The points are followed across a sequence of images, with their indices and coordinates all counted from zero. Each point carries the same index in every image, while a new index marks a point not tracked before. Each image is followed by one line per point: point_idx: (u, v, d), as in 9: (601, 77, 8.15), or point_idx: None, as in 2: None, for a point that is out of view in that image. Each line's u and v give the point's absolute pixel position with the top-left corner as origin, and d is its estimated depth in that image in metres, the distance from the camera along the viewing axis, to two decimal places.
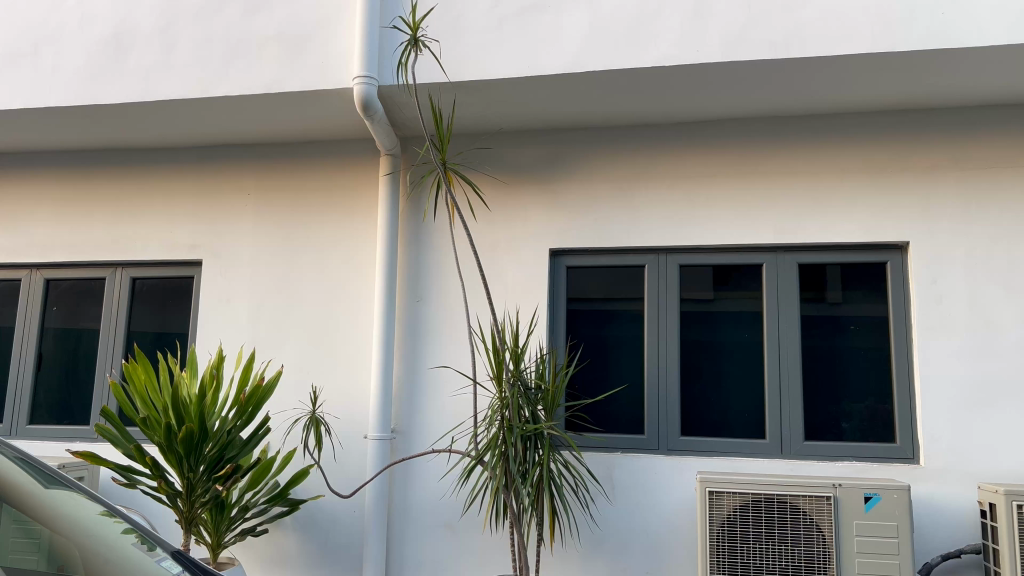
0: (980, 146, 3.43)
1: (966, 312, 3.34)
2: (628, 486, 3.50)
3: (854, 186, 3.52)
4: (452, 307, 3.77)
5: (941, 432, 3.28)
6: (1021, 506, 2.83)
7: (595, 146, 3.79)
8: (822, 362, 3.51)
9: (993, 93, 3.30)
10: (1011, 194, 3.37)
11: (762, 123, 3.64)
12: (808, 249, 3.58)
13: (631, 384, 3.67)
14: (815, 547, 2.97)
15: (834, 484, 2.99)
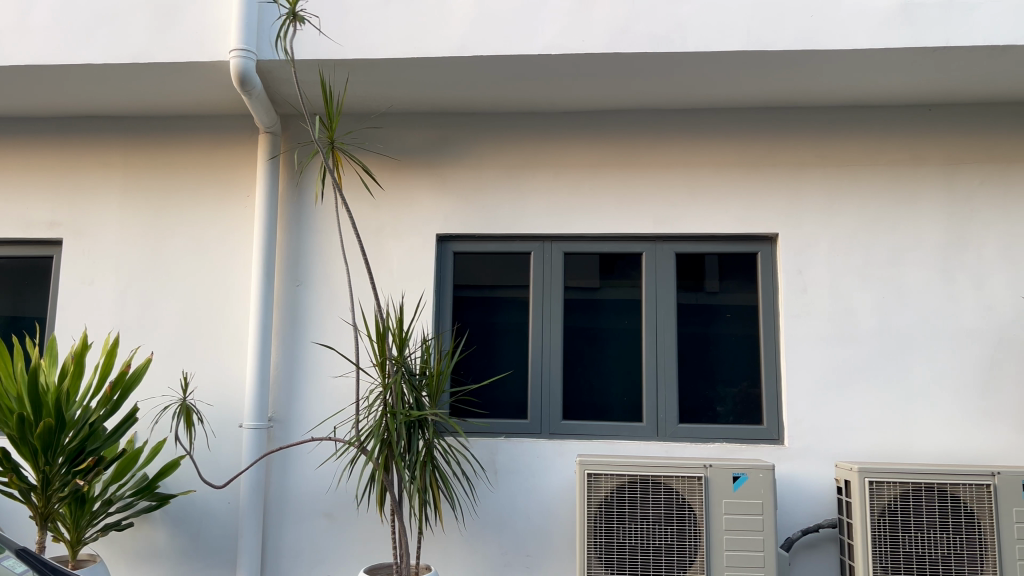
0: (843, 144, 3.63)
1: (829, 300, 3.54)
2: (510, 471, 3.53)
3: (729, 179, 3.66)
4: (334, 291, 3.68)
5: (804, 414, 3.47)
6: (872, 482, 3.02)
7: (483, 131, 3.77)
8: (698, 348, 3.64)
9: (857, 94, 3.51)
10: (869, 190, 3.60)
11: (647, 114, 3.73)
12: (685, 238, 3.69)
13: (515, 370, 3.69)
14: (687, 526, 3.09)
15: (705, 464, 3.11)
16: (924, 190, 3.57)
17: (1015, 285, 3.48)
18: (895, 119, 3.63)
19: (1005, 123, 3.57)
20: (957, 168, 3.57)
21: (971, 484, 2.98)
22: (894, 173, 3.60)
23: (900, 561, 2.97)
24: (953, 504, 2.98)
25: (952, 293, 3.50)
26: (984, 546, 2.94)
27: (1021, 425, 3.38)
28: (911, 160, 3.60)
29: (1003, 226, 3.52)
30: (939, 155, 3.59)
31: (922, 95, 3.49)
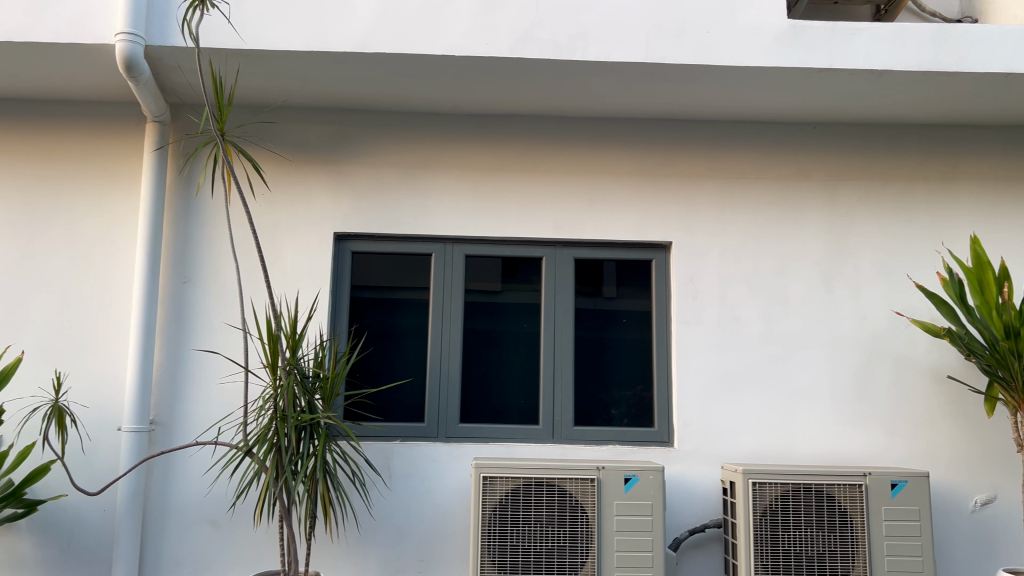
0: (734, 157, 3.77)
1: (718, 308, 3.66)
2: (404, 475, 3.49)
3: (626, 187, 3.74)
4: (224, 289, 3.55)
5: (693, 418, 3.57)
6: (756, 482, 3.14)
7: (385, 130, 3.72)
8: (593, 352, 3.70)
9: (749, 110, 3.65)
10: (757, 202, 3.75)
11: (548, 120, 3.76)
12: (584, 244, 3.75)
13: (412, 373, 3.65)
14: (579, 527, 3.12)
15: (598, 466, 3.16)
16: (809, 204, 3.75)
17: (887, 296, 3.69)
18: (784, 135, 3.79)
19: (882, 143, 3.79)
20: (839, 183, 3.77)
21: (845, 484, 3.14)
22: (781, 187, 3.76)
23: (779, 558, 3.09)
24: (829, 503, 3.12)
25: (831, 302, 3.68)
26: (856, 542, 3.10)
27: (891, 428, 3.59)
28: (796, 174, 3.77)
29: (878, 240, 3.73)
30: (821, 171, 3.77)
31: (808, 113, 3.67)
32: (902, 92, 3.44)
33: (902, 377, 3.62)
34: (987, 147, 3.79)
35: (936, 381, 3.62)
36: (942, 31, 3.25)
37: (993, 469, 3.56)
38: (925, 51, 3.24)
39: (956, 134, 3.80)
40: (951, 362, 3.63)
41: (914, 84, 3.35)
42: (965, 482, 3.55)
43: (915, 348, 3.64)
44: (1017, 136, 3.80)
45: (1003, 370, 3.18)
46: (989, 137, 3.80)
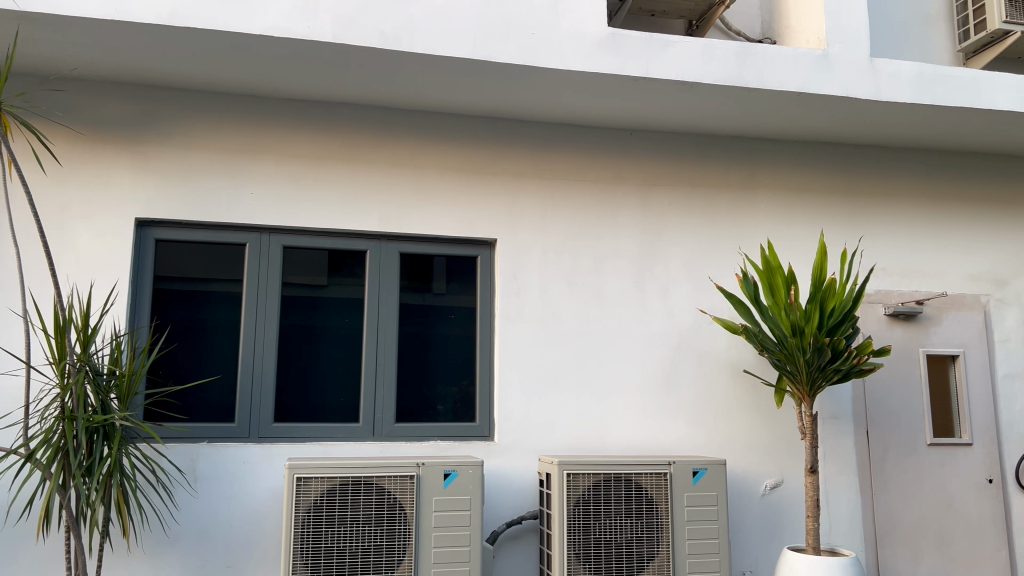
0: (556, 158, 3.87)
1: (539, 304, 3.75)
2: (212, 477, 3.29)
3: (451, 182, 3.73)
4: (4, 277, 3.19)
5: (512, 412, 3.63)
6: (570, 473, 3.23)
7: (197, 111, 3.49)
8: (416, 348, 3.65)
9: (571, 112, 3.75)
10: (577, 203, 3.86)
11: (373, 110, 3.69)
12: (408, 239, 3.70)
13: (223, 370, 3.44)
14: (397, 525, 3.07)
15: (417, 463, 3.12)
16: (625, 206, 3.92)
17: (693, 295, 3.93)
18: (603, 139, 3.94)
19: (692, 151, 4.03)
20: (652, 188, 3.96)
21: (652, 473, 3.30)
22: (600, 189, 3.90)
23: (590, 546, 3.19)
24: (637, 492, 3.27)
25: (644, 300, 3.87)
26: (661, 528, 3.26)
27: (695, 419, 3.82)
28: (614, 177, 3.93)
29: (687, 242, 3.96)
30: (637, 176, 3.95)
31: (625, 119, 3.83)
32: (710, 104, 3.66)
33: (705, 371, 3.87)
34: (783, 159, 4.13)
35: (734, 375, 3.90)
36: (745, 50, 3.50)
37: (781, 456, 3.88)
38: (730, 68, 3.47)
39: (757, 146, 4.11)
40: (748, 356, 3.92)
41: (720, 97, 3.58)
42: (757, 467, 3.85)
43: (717, 344, 3.90)
44: (806, 151, 4.16)
45: (791, 365, 3.47)
46: (784, 150, 4.14)
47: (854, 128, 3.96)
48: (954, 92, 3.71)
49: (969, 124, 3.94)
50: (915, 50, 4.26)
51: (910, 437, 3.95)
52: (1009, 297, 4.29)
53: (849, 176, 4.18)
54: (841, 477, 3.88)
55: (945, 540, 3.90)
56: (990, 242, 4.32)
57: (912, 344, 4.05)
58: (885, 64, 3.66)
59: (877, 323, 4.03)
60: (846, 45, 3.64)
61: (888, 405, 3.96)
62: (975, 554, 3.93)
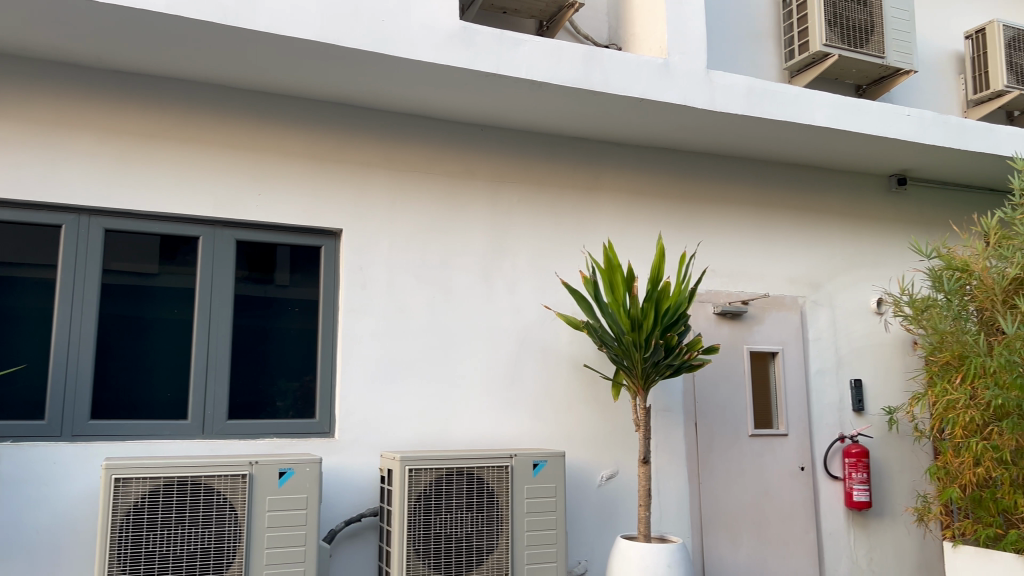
0: (405, 150, 3.81)
1: (384, 297, 3.68)
2: (15, 481, 3.00)
3: (294, 169, 3.59)
4: None
5: (353, 407, 3.55)
6: (412, 469, 3.19)
7: (6, 77, 3.17)
8: (252, 341, 3.48)
9: (420, 104, 3.71)
10: (425, 195, 3.82)
11: (211, 89, 3.48)
12: (247, 226, 3.52)
13: (31, 362, 3.13)
14: (226, 527, 2.86)
15: (250, 461, 2.93)
16: (473, 201, 3.92)
17: (538, 291, 3.99)
18: (453, 133, 3.92)
19: (539, 150, 4.09)
20: (501, 184, 3.99)
21: (493, 466, 3.32)
22: (448, 182, 3.88)
23: (430, 541, 3.17)
24: (478, 485, 3.28)
25: (490, 295, 3.89)
26: (501, 520, 3.29)
27: (537, 413, 3.88)
28: (463, 172, 3.92)
29: (533, 239, 4.02)
30: (486, 171, 3.97)
31: (475, 114, 3.83)
32: (557, 105, 3.73)
33: (547, 366, 3.94)
34: (625, 162, 4.28)
35: (575, 370, 4.00)
36: (592, 53, 3.59)
37: (616, 448, 4.02)
38: (578, 70, 3.55)
39: (601, 148, 4.23)
40: (588, 352, 4.03)
41: (568, 98, 3.66)
42: (594, 459, 3.97)
43: (560, 340, 3.99)
44: (646, 155, 4.33)
45: (627, 359, 3.60)
46: (626, 153, 4.29)
47: (690, 135, 4.16)
48: (779, 106, 3.99)
49: (791, 137, 4.24)
50: (746, 65, 4.54)
51: (734, 429, 4.21)
52: (822, 299, 4.66)
53: (685, 181, 4.40)
54: (672, 467, 4.07)
55: (761, 524, 4.18)
56: (807, 248, 4.67)
57: (737, 341, 4.31)
58: (720, 76, 3.87)
59: (707, 321, 4.25)
60: (684, 55, 3.82)
61: (714, 399, 4.20)
62: (787, 536, 4.25)
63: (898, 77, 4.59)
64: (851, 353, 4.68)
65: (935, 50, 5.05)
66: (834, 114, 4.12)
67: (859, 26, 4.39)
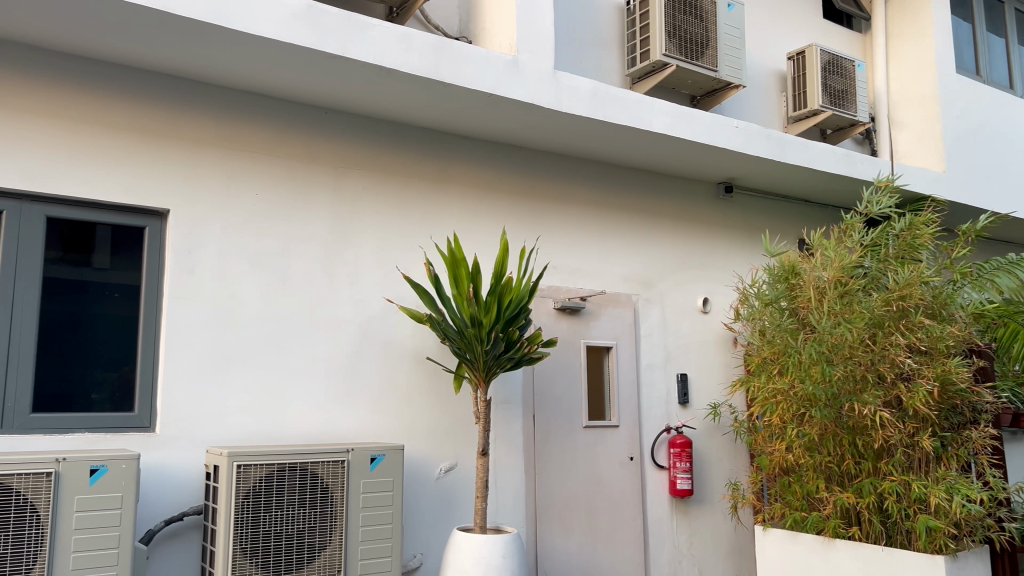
0: (243, 129, 3.62)
1: (214, 284, 3.48)
2: None
3: (117, 142, 3.33)
4: None
5: (178, 400, 3.34)
6: (241, 465, 3.04)
7: None
8: (63, 328, 3.20)
9: (261, 82, 3.54)
10: (263, 179, 3.65)
11: (21, 50, 3.16)
12: (60, 202, 3.23)
13: None
14: (26, 530, 2.60)
15: (57, 458, 2.67)
16: (314, 187, 3.79)
17: (380, 282, 3.92)
18: (296, 116, 3.77)
19: (386, 139, 4.02)
20: (345, 171, 3.88)
21: (328, 461, 3.23)
22: (289, 166, 3.73)
23: (258, 540, 3.03)
24: (311, 480, 3.18)
25: (330, 286, 3.78)
26: (335, 516, 3.21)
27: (376, 406, 3.81)
28: (305, 156, 3.78)
29: (377, 229, 3.94)
30: (330, 157, 3.84)
31: (319, 97, 3.71)
32: (406, 94, 3.68)
33: (387, 359, 3.88)
34: (472, 156, 4.28)
35: (416, 363, 3.96)
36: (441, 44, 3.56)
37: (456, 441, 4.02)
38: (427, 59, 3.51)
39: (449, 141, 4.21)
40: (430, 345, 4.00)
41: (416, 87, 3.61)
42: (433, 452, 3.95)
43: (401, 332, 3.93)
44: (493, 150, 4.36)
45: (470, 352, 3.60)
46: (474, 147, 4.30)
47: (537, 133, 4.24)
48: (621, 111, 4.14)
49: (631, 141, 4.41)
50: (591, 69, 4.67)
51: (570, 421, 4.34)
52: (654, 297, 4.89)
53: (530, 179, 4.47)
54: (508, 459, 4.13)
55: (593, 512, 4.33)
56: (642, 249, 4.89)
57: (575, 336, 4.44)
58: (566, 77, 3.96)
59: (547, 316, 4.34)
60: (533, 54, 3.88)
61: (552, 392, 4.30)
62: (616, 524, 4.42)
63: (729, 91, 4.90)
64: (679, 349, 4.94)
65: (762, 69, 5.42)
66: (671, 122, 4.33)
67: (697, 40, 4.63)
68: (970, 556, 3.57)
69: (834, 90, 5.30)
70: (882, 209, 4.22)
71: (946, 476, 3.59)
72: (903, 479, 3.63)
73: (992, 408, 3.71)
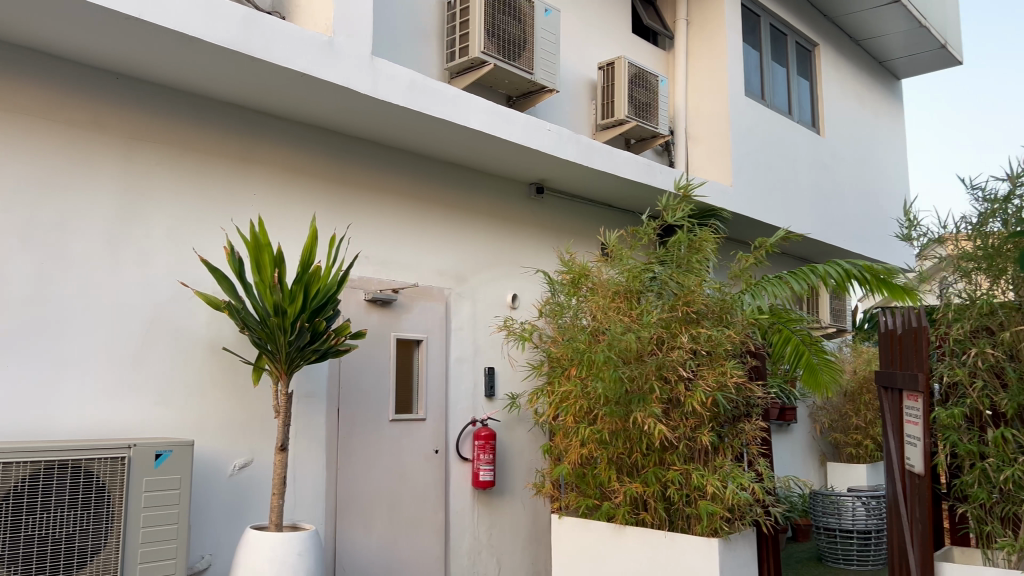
0: (17, 88, 3.24)
1: None
2: None
3: None
4: None
5: None
6: None
7: None
8: None
9: (40, 38, 3.18)
10: (39, 145, 3.29)
11: None
12: None
13: None
14: None
15: None
16: (101, 158, 3.46)
17: (173, 266, 3.65)
18: (82, 78, 3.43)
19: (188, 112, 3.75)
20: (138, 143, 3.58)
21: (106, 458, 2.96)
22: (72, 133, 3.38)
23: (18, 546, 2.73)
24: (85, 479, 2.89)
25: (115, 267, 3.47)
26: (111, 516, 2.95)
27: (164, 399, 3.55)
28: (91, 123, 3.44)
29: (172, 208, 3.67)
30: (121, 126, 3.53)
31: (111, 60, 3.39)
32: (210, 65, 3.46)
33: (179, 348, 3.62)
34: (282, 138, 4.10)
35: (211, 352, 3.72)
36: (251, 17, 3.37)
37: (253, 436, 3.83)
38: (234, 31, 3.31)
39: (258, 120, 4.01)
40: (228, 333, 3.78)
41: (222, 60, 3.40)
42: (227, 446, 3.74)
43: (196, 319, 3.69)
44: (304, 132, 4.20)
45: (271, 344, 3.44)
46: (284, 129, 4.11)
47: (351, 119, 4.13)
48: (438, 105, 4.12)
49: (446, 135, 4.41)
50: (410, 59, 4.63)
51: (375, 415, 4.27)
52: (465, 292, 4.92)
53: (344, 165, 4.35)
54: (309, 453, 4.00)
55: (395, 507, 4.29)
56: (455, 243, 4.91)
57: (384, 329, 4.37)
58: (384, 64, 3.89)
59: (356, 307, 4.25)
60: (350, 37, 3.78)
61: (358, 385, 4.21)
62: (418, 517, 4.41)
63: (544, 93, 5.04)
64: (487, 343, 5.01)
65: (574, 75, 5.63)
66: (487, 120, 4.38)
67: (514, 40, 4.71)
68: (740, 537, 3.92)
69: (639, 102, 5.61)
70: (676, 220, 4.47)
71: (722, 465, 3.94)
72: (684, 470, 3.92)
73: (762, 402, 4.16)
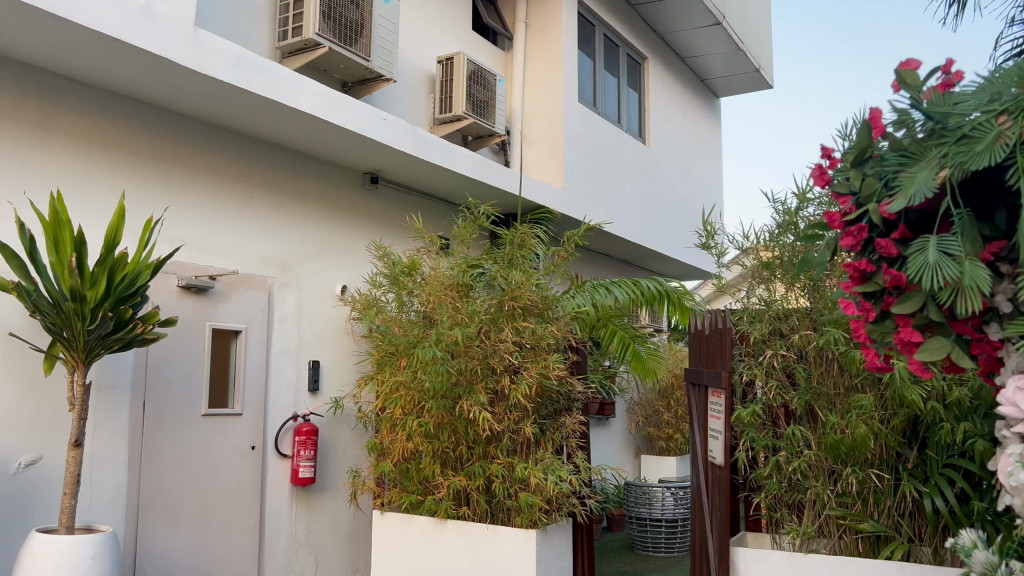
0: None
1: None
2: None
3: None
4: None
5: None
6: None
7: None
8: None
9: None
10: None
11: None
12: None
13: None
14: None
15: None
16: None
17: None
18: None
19: None
20: None
21: None
22: None
23: None
24: None
25: None
26: None
27: None
28: None
29: None
30: None
31: None
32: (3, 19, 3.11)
33: None
34: (90, 107, 3.77)
35: None
36: None
37: (45, 431, 3.50)
38: None
39: (61, 86, 3.66)
40: (16, 318, 3.43)
41: (18, 15, 3.08)
42: (12, 443, 3.38)
43: None
44: (115, 103, 3.88)
45: (67, 330, 3.14)
46: (92, 97, 3.79)
47: (169, 92, 3.87)
48: (265, 83, 3.93)
49: (274, 117, 4.22)
50: (237, 33, 4.40)
51: (186, 409, 4.02)
52: (290, 281, 4.74)
53: (159, 141, 4.06)
54: (110, 450, 3.70)
55: (205, 505, 4.06)
56: (281, 231, 4.72)
57: (198, 317, 4.13)
58: (207, 36, 3.66)
59: (168, 294, 3.98)
60: (170, 3, 3.53)
61: (167, 377, 3.95)
62: (230, 515, 4.20)
63: (380, 82, 4.95)
64: (312, 336, 4.86)
65: (412, 68, 5.58)
66: (319, 104, 4.23)
67: (351, 25, 4.59)
68: (556, 528, 4.03)
69: (476, 99, 5.64)
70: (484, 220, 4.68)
71: (543, 458, 4.01)
72: (507, 462, 3.98)
73: (582, 397, 4.29)
